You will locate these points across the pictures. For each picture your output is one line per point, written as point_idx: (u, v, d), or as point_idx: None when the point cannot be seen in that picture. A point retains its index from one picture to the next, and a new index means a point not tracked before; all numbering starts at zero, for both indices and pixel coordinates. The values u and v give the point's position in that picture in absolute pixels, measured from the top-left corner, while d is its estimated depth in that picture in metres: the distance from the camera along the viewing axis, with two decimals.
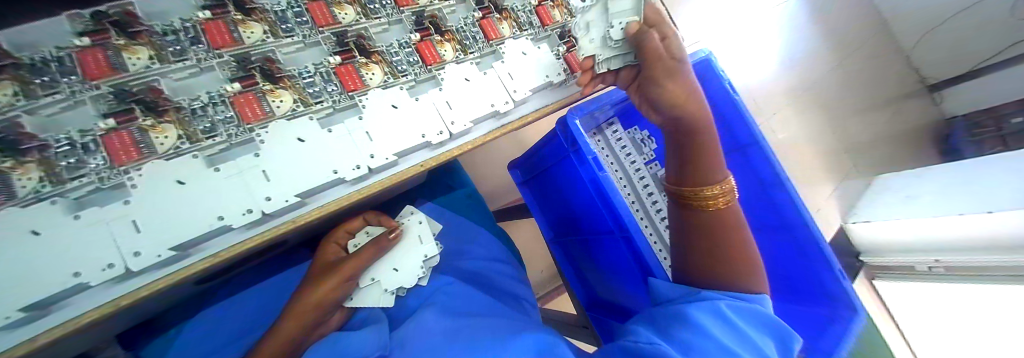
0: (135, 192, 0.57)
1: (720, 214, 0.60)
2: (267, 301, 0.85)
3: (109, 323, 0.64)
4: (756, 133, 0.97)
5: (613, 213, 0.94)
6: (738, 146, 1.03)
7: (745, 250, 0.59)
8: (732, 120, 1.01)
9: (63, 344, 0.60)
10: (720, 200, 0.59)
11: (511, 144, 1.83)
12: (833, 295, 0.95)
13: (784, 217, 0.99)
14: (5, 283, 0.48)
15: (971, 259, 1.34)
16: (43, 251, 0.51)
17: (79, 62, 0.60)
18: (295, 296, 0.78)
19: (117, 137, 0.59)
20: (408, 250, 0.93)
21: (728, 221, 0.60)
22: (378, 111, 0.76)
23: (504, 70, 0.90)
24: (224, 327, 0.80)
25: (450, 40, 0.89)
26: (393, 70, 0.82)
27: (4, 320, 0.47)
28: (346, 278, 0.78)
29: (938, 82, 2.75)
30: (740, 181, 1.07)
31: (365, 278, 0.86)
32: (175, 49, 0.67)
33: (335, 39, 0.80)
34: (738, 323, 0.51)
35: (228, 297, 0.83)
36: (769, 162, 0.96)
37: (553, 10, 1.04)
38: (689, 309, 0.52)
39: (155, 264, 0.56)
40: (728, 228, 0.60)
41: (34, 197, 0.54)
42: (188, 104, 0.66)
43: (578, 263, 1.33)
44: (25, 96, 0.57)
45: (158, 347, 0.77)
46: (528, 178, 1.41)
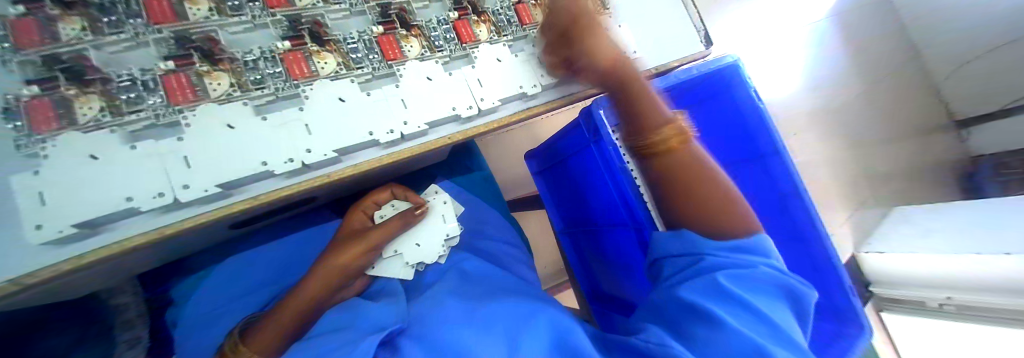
0: (188, 130, 0.61)
1: (676, 153, 0.60)
2: (299, 256, 0.90)
3: (142, 255, 0.67)
4: (777, 140, 0.99)
5: (628, 206, 0.96)
6: (758, 153, 1.05)
7: (721, 188, 0.60)
8: (753, 127, 1.04)
9: (100, 269, 0.63)
10: (675, 140, 0.60)
11: (527, 139, 1.87)
12: (841, 315, 0.94)
13: (796, 230, 1.00)
14: (71, 199, 0.53)
15: (987, 299, 1.17)
16: (98, 174, 0.55)
17: (146, 6, 0.64)
18: (319, 259, 0.79)
19: (175, 78, 0.63)
20: (433, 226, 0.96)
21: (687, 157, 0.61)
22: (415, 81, 0.80)
23: (535, 54, 0.94)
24: (247, 276, 0.85)
25: (485, 22, 0.93)
26: (430, 45, 0.85)
27: (58, 234, 0.51)
28: (371, 247, 0.81)
29: (967, 118, 2.51)
30: (755, 189, 1.09)
31: (390, 249, 0.89)
32: (233, 3, 0.70)
33: (380, 9, 0.83)
34: (736, 290, 0.53)
35: (255, 249, 0.89)
36: (788, 172, 0.97)
37: None
38: (684, 294, 0.54)
39: (202, 198, 0.59)
40: (688, 164, 0.60)
41: (94, 125, 0.57)
42: (242, 57, 0.69)
43: (586, 258, 1.34)
44: (92, 32, 0.63)
45: (186, 293, 0.84)
46: (544, 168, 1.44)
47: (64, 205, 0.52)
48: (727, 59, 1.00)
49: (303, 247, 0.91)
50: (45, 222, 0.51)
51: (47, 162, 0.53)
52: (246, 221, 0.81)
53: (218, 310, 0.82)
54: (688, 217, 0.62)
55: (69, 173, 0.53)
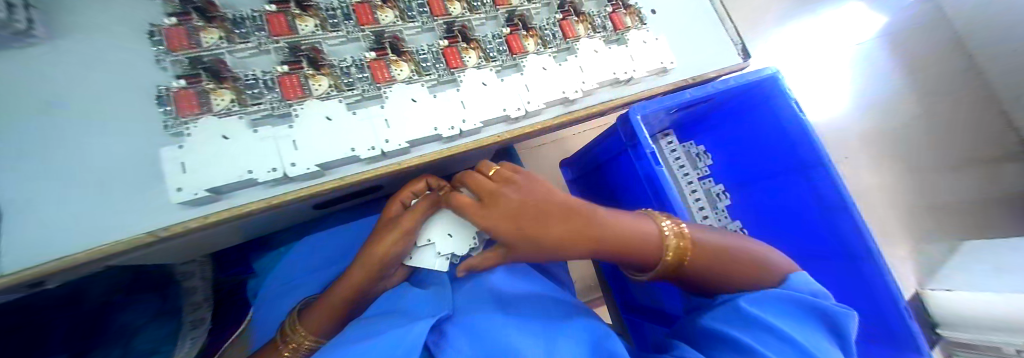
0: (297, 120, 0.75)
1: (691, 263, 0.69)
2: (357, 239, 1.01)
3: (241, 224, 0.80)
4: (822, 156, 1.11)
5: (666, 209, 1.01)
6: (802, 165, 1.18)
7: (725, 260, 0.70)
8: (799, 142, 1.15)
9: (210, 232, 0.76)
10: (683, 253, 0.68)
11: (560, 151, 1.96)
12: (896, 327, 1.01)
13: (847, 241, 1.10)
14: (209, 168, 0.66)
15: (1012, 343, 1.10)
16: (229, 150, 0.68)
17: (269, 23, 0.80)
18: (361, 250, 0.81)
19: (289, 78, 0.77)
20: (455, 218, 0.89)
21: (699, 259, 0.69)
22: (472, 86, 0.91)
23: (577, 63, 1.00)
24: (318, 252, 0.98)
25: (533, 36, 1.01)
26: (486, 56, 0.96)
27: (194, 195, 0.64)
28: (405, 233, 0.78)
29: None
30: (804, 204, 1.21)
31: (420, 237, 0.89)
32: (332, 21, 0.85)
33: (445, 25, 0.96)
34: (761, 314, 0.59)
35: (325, 230, 1.03)
36: (835, 184, 1.09)
37: (625, 17, 1.10)
38: (709, 322, 0.62)
39: (304, 175, 0.71)
40: (702, 260, 0.69)
41: (227, 112, 0.72)
42: (338, 64, 0.83)
43: (618, 264, 1.41)
44: (227, 41, 0.78)
45: (270, 261, 1.01)
46: (579, 175, 1.52)
47: (203, 173, 0.65)
48: (767, 74, 1.13)
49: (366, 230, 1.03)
50: (188, 185, 0.64)
51: (190, 139, 0.67)
52: (321, 204, 0.94)
53: (293, 279, 0.95)
54: (711, 284, 0.71)
55: (210, 148, 0.67)
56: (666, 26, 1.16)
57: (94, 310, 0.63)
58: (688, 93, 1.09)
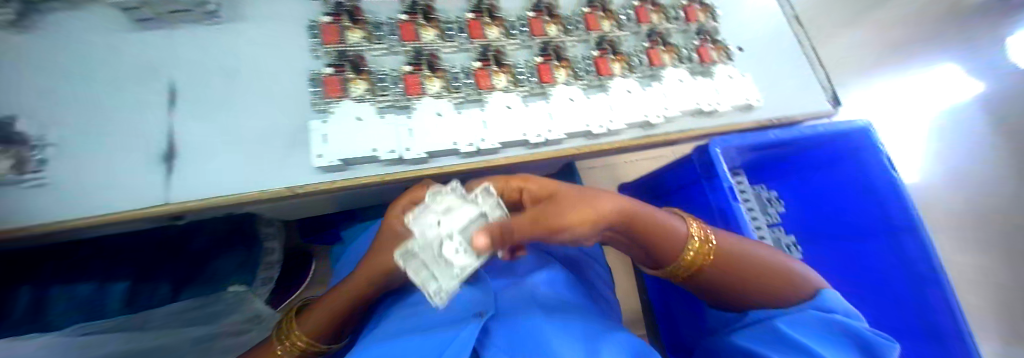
0: (414, 112, 0.87)
1: (715, 266, 0.67)
2: None
3: (349, 195, 0.93)
4: (917, 220, 1.15)
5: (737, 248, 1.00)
6: (893, 227, 1.20)
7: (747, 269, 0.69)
8: (887, 199, 1.19)
9: (326, 198, 0.89)
10: (707, 256, 0.66)
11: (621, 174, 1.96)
12: None
13: (932, 312, 1.11)
14: (345, 143, 0.79)
15: None
16: (361, 130, 0.82)
17: (401, 29, 0.95)
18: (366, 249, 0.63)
19: (412, 77, 0.90)
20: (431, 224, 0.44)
21: (724, 264, 0.67)
22: (560, 100, 0.99)
23: (660, 91, 1.04)
24: None
25: (621, 60, 1.06)
26: (574, 75, 1.03)
27: (330, 162, 0.76)
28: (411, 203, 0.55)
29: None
30: (888, 265, 1.22)
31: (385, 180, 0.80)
32: (450, 33, 0.99)
33: (542, 44, 1.05)
34: (798, 336, 0.58)
35: None
36: (928, 251, 1.12)
37: (713, 51, 1.13)
38: (739, 340, 0.64)
39: (415, 160, 0.83)
40: (725, 267, 0.67)
41: (361, 98, 0.86)
42: (450, 69, 0.96)
43: (669, 298, 1.39)
44: (367, 41, 0.93)
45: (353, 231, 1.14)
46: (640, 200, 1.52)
47: (340, 146, 0.79)
48: (865, 127, 1.18)
49: None
50: (327, 154, 0.77)
51: (333, 117, 0.82)
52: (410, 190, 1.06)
53: None
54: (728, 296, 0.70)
55: (348, 127, 0.81)
56: (756, 66, 1.19)
57: (188, 258, 0.80)
58: (772, 133, 1.12)
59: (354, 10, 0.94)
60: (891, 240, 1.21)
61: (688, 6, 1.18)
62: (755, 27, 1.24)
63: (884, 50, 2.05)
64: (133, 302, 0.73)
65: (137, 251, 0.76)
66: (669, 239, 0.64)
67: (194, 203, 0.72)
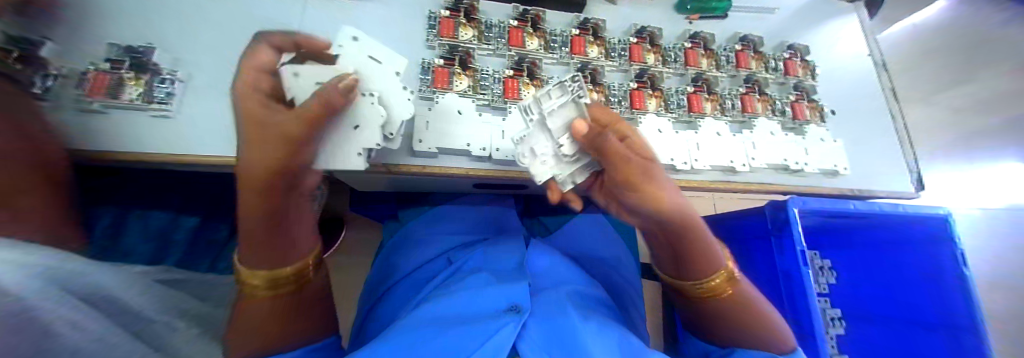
0: (510, 116, 0.92)
1: (725, 299, 0.72)
2: (484, 218, 1.30)
3: (426, 181, 0.98)
4: (980, 324, 1.05)
5: (796, 314, 0.98)
6: (949, 325, 1.10)
7: (750, 313, 0.72)
8: (952, 296, 1.10)
9: (405, 180, 0.96)
10: (723, 288, 0.72)
11: None
12: None
13: None
14: (444, 134, 0.86)
15: None
16: (460, 124, 0.88)
17: (509, 33, 0.99)
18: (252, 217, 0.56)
19: (512, 82, 0.95)
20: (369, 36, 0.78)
21: (734, 296, 0.73)
22: (649, 129, 0.97)
23: (750, 139, 1.03)
24: (454, 219, 1.27)
25: (713, 100, 1.06)
26: (665, 106, 1.03)
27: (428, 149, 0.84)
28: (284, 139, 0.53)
29: None
30: None
31: (348, 121, 0.72)
32: (554, 45, 1.01)
33: (639, 71, 1.05)
34: None
35: (461, 204, 1.33)
36: None
37: (806, 109, 1.13)
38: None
39: (502, 160, 0.88)
40: (732, 302, 0.73)
41: (464, 93, 0.92)
42: (548, 80, 0.99)
43: None
44: (476, 40, 0.98)
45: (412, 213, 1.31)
46: None
47: (439, 136, 0.86)
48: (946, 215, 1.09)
49: (488, 217, 1.31)
50: (426, 141, 0.84)
51: (437, 106, 0.88)
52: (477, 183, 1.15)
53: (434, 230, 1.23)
54: (722, 334, 0.76)
55: (449, 119, 0.88)
56: (845, 130, 1.18)
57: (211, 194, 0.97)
58: (853, 204, 1.09)
59: (470, 9, 0.99)
60: (944, 338, 1.10)
61: (790, 58, 1.19)
62: (846, 92, 1.27)
63: (994, 132, 1.86)
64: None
65: (159, 182, 0.92)
66: (700, 261, 0.71)
67: None
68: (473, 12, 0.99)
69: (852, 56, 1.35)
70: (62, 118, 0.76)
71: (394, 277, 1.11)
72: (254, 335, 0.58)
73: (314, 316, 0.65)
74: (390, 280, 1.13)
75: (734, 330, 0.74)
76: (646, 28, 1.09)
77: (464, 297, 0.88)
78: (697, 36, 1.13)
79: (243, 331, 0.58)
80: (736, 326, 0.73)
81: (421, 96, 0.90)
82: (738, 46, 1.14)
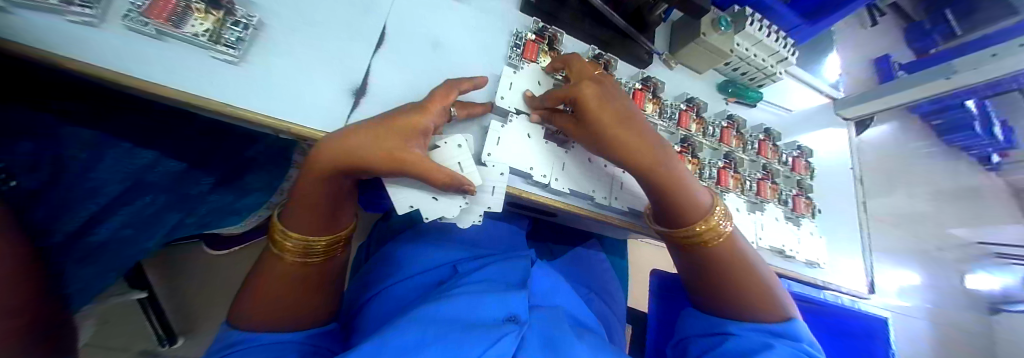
0: (571, 151, 0.97)
1: (714, 246, 0.84)
2: (496, 230, 1.25)
3: None
4: None
5: None
6: None
7: (741, 273, 0.83)
8: None
9: None
10: (711, 238, 0.84)
11: (658, 254, 2.13)
12: None
13: None
14: (515, 153, 0.88)
15: None
16: (528, 147, 0.91)
17: None
18: (292, 221, 0.68)
19: None
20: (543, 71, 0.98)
21: (722, 248, 0.84)
22: None
23: (760, 220, 1.17)
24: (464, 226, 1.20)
25: (736, 179, 1.20)
26: (699, 173, 1.14)
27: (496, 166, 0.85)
28: (340, 169, 0.62)
29: None
30: None
31: (432, 190, 0.73)
32: None
33: (682, 136, 1.16)
34: None
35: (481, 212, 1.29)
36: None
37: (803, 204, 1.31)
38: None
39: (558, 191, 0.93)
40: (720, 257, 0.84)
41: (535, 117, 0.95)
42: None
43: None
44: None
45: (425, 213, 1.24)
46: None
47: (508, 153, 0.87)
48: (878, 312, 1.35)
49: (498, 230, 1.27)
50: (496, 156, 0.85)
51: (510, 124, 0.90)
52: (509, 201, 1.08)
53: (441, 235, 1.15)
54: (723, 299, 0.83)
55: (519, 140, 0.90)
56: (825, 228, 1.39)
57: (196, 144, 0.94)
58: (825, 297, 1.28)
59: (553, 39, 1.05)
60: None
61: (797, 157, 1.38)
62: (831, 196, 1.48)
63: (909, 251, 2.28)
64: (179, 183, 0.90)
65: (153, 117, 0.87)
66: (686, 209, 0.84)
67: None
68: (555, 44, 1.05)
69: (841, 166, 1.58)
70: (113, 34, 0.69)
71: (391, 278, 1.01)
72: (268, 299, 0.69)
73: (320, 291, 0.75)
74: (389, 275, 1.03)
75: (727, 294, 0.82)
76: (694, 100, 1.21)
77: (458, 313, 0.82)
78: (733, 118, 1.28)
79: (260, 290, 0.69)
80: (730, 287, 0.82)
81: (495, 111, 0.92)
82: (762, 136, 1.31)
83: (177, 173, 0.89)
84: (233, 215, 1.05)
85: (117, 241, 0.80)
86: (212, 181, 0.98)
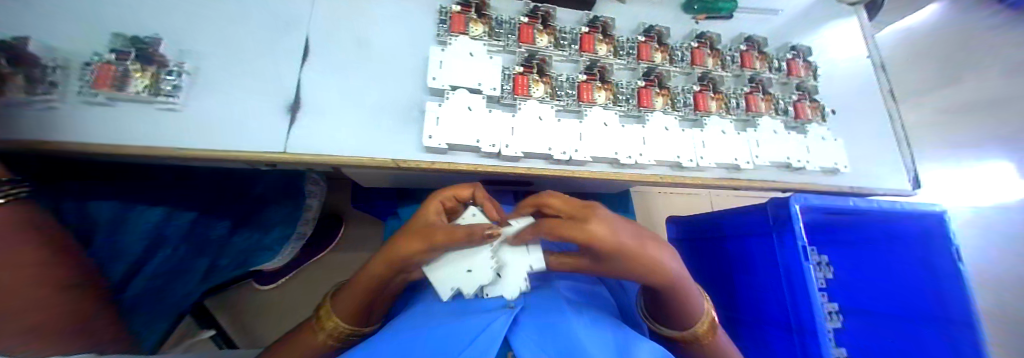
0: (519, 113, 0.93)
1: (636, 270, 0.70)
2: None
3: (418, 175, 0.97)
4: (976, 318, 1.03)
5: (796, 308, 0.99)
6: (941, 318, 1.08)
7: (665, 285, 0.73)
8: (945, 287, 1.09)
9: (409, 174, 0.95)
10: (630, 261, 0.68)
11: (681, 201, 1.98)
12: None
13: None
14: (457, 127, 0.86)
15: None
16: (468, 119, 0.88)
17: (519, 31, 1.00)
18: (341, 298, 0.72)
19: (522, 79, 0.95)
20: (475, 43, 0.95)
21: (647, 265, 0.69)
22: (655, 128, 1.00)
23: (754, 137, 1.06)
24: None
25: (718, 99, 1.10)
26: (672, 104, 1.05)
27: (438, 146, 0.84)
28: (396, 266, 0.69)
29: None
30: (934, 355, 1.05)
31: (464, 265, 0.74)
32: (563, 42, 1.03)
33: (645, 69, 1.08)
34: None
35: None
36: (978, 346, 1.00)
37: (809, 108, 1.16)
38: None
39: (511, 157, 0.89)
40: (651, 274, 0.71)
41: (475, 88, 0.92)
42: (557, 77, 1.01)
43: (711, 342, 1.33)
44: (487, 35, 0.98)
45: (407, 210, 1.21)
46: (687, 238, 1.50)
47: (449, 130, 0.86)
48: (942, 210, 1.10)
49: None
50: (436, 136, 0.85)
51: (449, 101, 0.89)
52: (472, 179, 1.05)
53: None
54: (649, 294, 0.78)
55: (457, 115, 0.88)
56: (848, 129, 1.22)
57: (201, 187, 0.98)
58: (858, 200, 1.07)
59: (481, 5, 1.00)
60: (935, 330, 1.07)
61: (792, 59, 1.23)
62: (847, 93, 1.29)
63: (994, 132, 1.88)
64: (195, 231, 0.95)
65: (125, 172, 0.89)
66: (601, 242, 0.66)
67: (312, 158, 0.81)
68: (484, 8, 1.00)
69: (857, 57, 1.37)
70: (70, 110, 0.77)
71: None
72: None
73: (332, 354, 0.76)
74: None
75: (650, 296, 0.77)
76: (654, 28, 1.11)
77: (454, 301, 0.78)
78: (704, 35, 1.15)
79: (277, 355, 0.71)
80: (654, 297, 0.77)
81: (431, 92, 0.91)
82: (743, 46, 1.18)
83: (190, 223, 0.93)
84: (266, 250, 1.14)
85: (149, 293, 0.89)
86: (229, 224, 1.03)
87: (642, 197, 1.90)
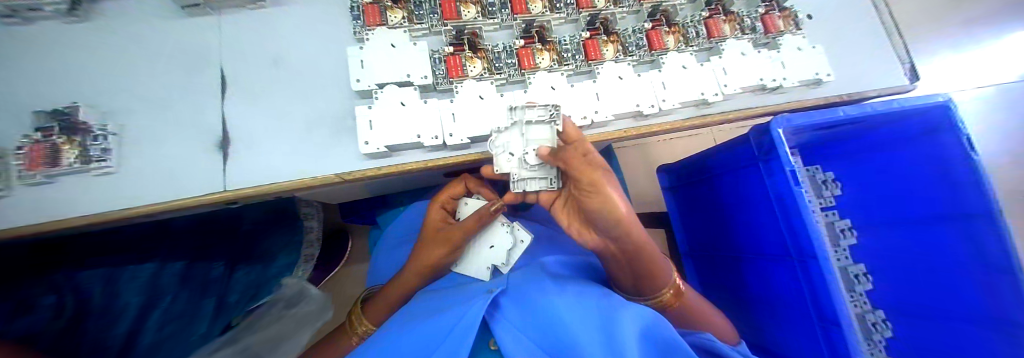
0: (458, 96, 0.87)
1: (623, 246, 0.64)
2: None
3: (373, 182, 0.93)
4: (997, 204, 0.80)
5: (794, 236, 0.88)
6: (960, 213, 0.87)
7: (646, 261, 0.69)
8: (958, 176, 0.86)
9: (363, 183, 0.92)
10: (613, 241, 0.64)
11: (674, 146, 1.89)
12: None
13: (1000, 306, 0.80)
14: (393, 127, 0.81)
15: None
16: (403, 116, 0.82)
17: (442, 7, 0.92)
18: (376, 300, 0.88)
19: (454, 59, 0.90)
20: (395, 32, 0.89)
21: (633, 246, 0.65)
22: (607, 79, 0.92)
23: (719, 65, 0.97)
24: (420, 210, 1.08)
25: (674, 33, 1.02)
26: (624, 49, 0.98)
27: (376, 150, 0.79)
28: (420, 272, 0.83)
29: None
30: (955, 256, 0.88)
31: (484, 243, 0.87)
32: (491, 9, 0.95)
33: (588, 18, 1.00)
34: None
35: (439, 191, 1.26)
36: (1004, 243, 0.79)
37: (778, 19, 1.06)
38: None
39: (458, 145, 0.84)
40: (636, 253, 0.66)
41: (406, 81, 0.86)
42: (492, 48, 0.94)
43: (725, 285, 1.27)
44: (409, 21, 0.92)
45: (386, 217, 1.17)
46: (684, 184, 1.43)
47: (385, 131, 0.81)
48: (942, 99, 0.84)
49: None
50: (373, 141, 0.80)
51: (378, 102, 0.83)
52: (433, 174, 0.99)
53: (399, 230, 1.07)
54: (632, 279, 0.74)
55: (391, 113, 0.82)
56: (826, 33, 1.11)
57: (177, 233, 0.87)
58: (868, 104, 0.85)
59: None
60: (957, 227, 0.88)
61: None
62: None
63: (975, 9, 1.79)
64: (190, 276, 0.84)
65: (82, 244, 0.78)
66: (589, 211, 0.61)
67: (252, 189, 0.79)
68: None
69: None
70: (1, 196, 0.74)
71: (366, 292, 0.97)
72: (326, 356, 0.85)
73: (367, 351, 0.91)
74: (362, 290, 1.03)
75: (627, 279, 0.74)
76: None
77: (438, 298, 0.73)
78: None
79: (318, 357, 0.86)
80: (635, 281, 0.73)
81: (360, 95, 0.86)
82: None
83: (184, 269, 0.83)
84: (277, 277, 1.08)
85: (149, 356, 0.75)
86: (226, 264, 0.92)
87: (631, 151, 1.82)
